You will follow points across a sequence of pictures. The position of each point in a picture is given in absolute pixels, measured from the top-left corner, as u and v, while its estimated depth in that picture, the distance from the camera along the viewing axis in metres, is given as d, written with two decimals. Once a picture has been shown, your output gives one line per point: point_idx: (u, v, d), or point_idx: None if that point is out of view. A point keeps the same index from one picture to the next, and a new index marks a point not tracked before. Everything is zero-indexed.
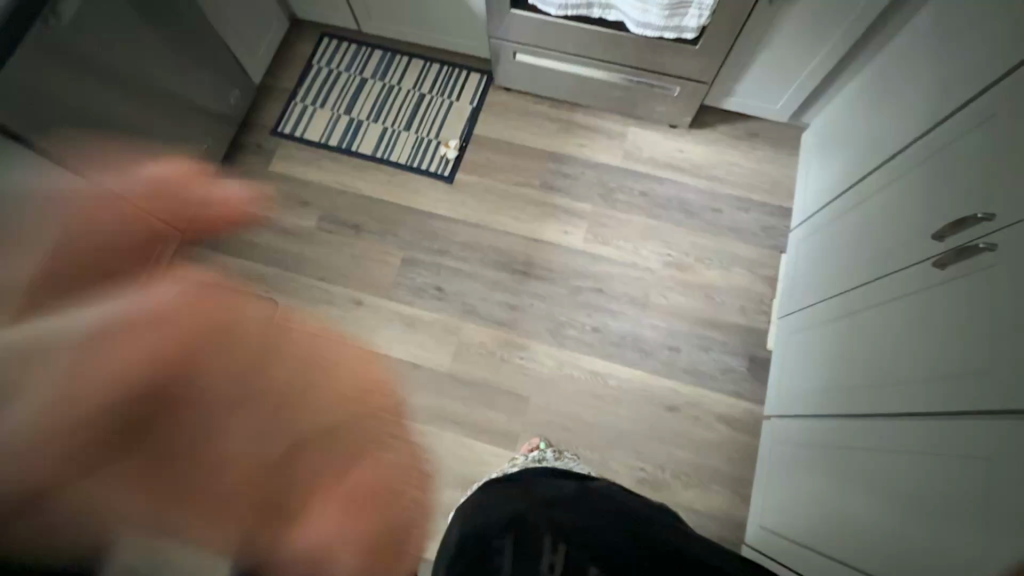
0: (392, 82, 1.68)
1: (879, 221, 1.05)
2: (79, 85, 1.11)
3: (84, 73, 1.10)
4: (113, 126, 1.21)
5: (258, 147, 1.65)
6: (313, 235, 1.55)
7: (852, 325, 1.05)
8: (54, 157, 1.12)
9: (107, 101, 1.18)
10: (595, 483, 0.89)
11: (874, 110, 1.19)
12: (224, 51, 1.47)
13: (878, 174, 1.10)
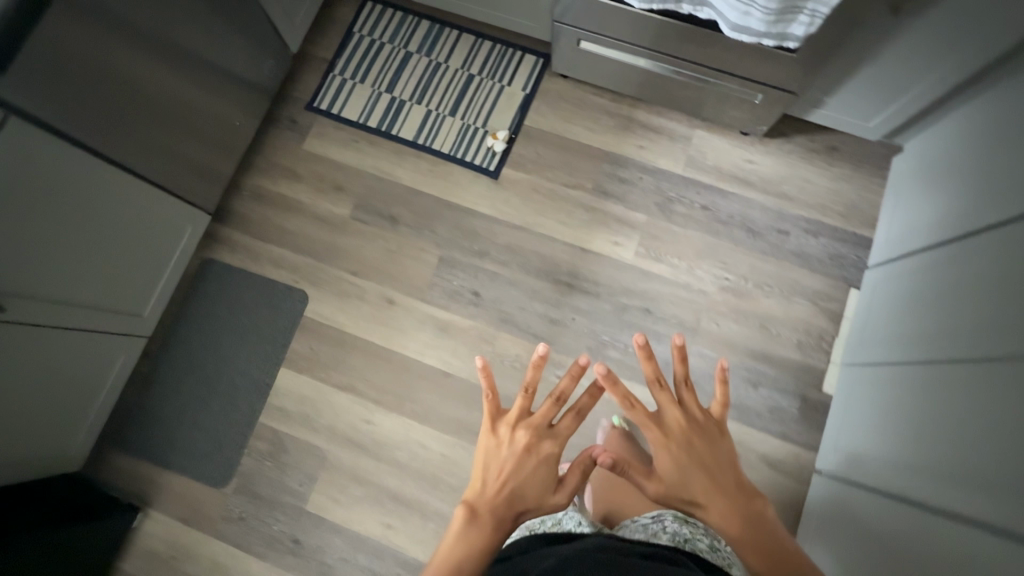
0: (438, 60, 1.55)
1: (956, 291, 0.97)
2: (116, 72, 1.02)
3: (119, 56, 1.01)
4: (152, 110, 1.14)
5: (292, 122, 1.54)
6: (346, 224, 1.46)
7: (911, 395, 1.00)
8: (91, 148, 1.03)
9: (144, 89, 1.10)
10: (586, 539, 0.71)
11: (969, 160, 1.06)
12: (257, 15, 1.32)
13: (966, 238, 1.00)
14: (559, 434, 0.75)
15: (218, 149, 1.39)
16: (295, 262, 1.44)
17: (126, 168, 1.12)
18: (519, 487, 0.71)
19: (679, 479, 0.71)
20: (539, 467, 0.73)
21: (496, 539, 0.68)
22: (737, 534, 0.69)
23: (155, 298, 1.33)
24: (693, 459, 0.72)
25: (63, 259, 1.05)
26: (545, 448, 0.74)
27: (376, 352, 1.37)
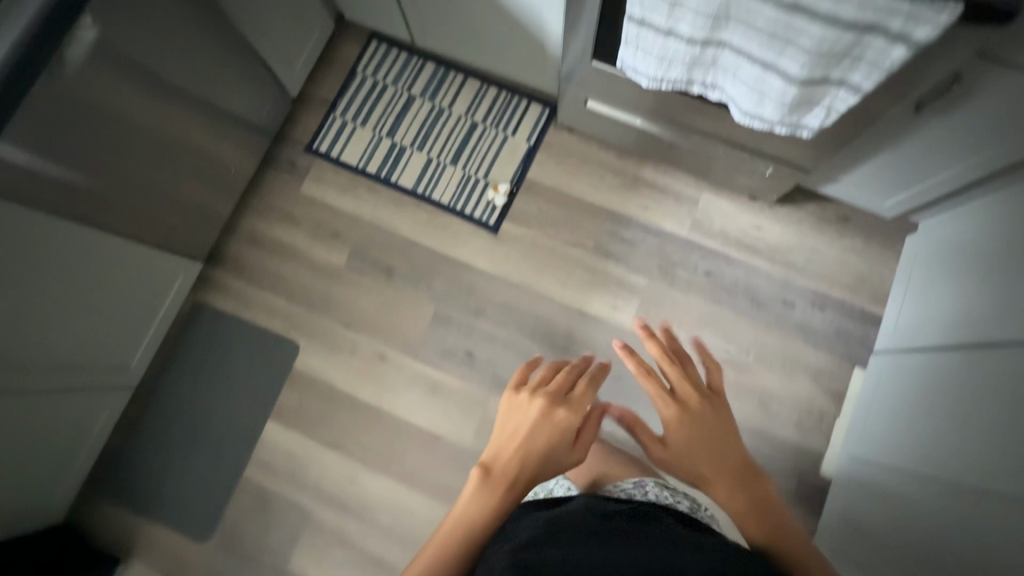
0: (442, 104, 1.51)
1: (958, 392, 0.95)
2: (105, 139, 1.00)
3: (106, 124, 0.98)
4: (145, 172, 1.12)
5: (291, 164, 1.51)
6: (341, 274, 1.43)
7: (908, 480, 0.99)
8: (75, 214, 1.00)
9: (137, 152, 1.07)
10: (572, 501, 0.73)
11: (982, 266, 1.02)
12: (253, 59, 1.28)
13: (971, 350, 0.97)
14: (576, 404, 0.75)
15: (212, 194, 1.35)
16: (287, 311, 1.41)
17: (109, 229, 1.09)
18: (536, 451, 0.70)
19: (688, 450, 0.72)
20: (555, 432, 0.72)
21: (508, 503, 0.68)
22: (745, 513, 0.69)
23: (144, 346, 1.31)
24: (703, 432, 0.73)
25: (44, 328, 1.02)
26: (562, 416, 0.73)
27: (365, 410, 1.35)
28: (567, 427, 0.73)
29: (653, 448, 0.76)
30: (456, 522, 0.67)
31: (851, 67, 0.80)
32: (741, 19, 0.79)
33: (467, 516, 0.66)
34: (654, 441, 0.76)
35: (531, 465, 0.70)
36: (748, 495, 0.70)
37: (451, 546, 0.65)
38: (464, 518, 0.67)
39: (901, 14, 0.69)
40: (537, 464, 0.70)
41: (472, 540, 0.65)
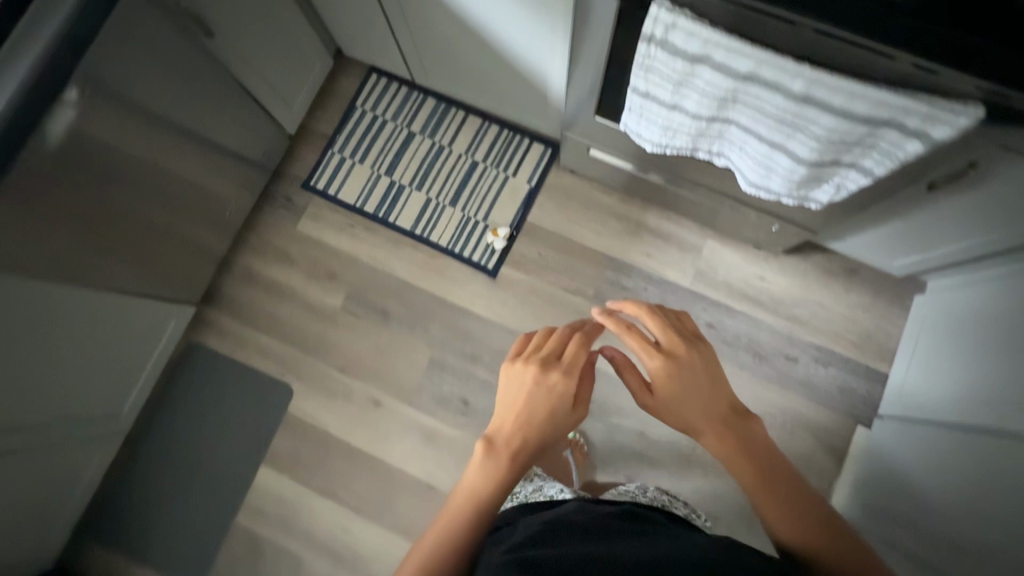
0: (442, 142, 1.48)
1: (959, 455, 0.93)
2: (103, 204, 0.98)
3: (105, 191, 0.96)
4: (141, 227, 1.09)
5: (287, 201, 1.48)
6: (337, 316, 1.40)
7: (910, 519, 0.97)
8: (66, 277, 0.98)
9: (135, 210, 1.05)
10: (568, 505, 0.72)
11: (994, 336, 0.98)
12: (249, 103, 1.24)
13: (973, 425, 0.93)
14: (568, 368, 0.78)
15: (207, 236, 1.33)
16: (282, 353, 1.39)
17: (102, 287, 1.07)
18: (533, 418, 0.75)
19: (680, 401, 0.73)
20: (551, 398, 0.76)
21: (513, 471, 0.74)
22: (736, 461, 0.72)
23: (136, 391, 1.29)
24: (694, 382, 0.74)
25: (30, 389, 1.00)
26: (556, 382, 0.77)
27: (359, 457, 1.33)
28: (561, 390, 0.76)
29: (643, 396, 0.76)
30: (468, 490, 0.73)
31: (862, 154, 0.77)
32: (749, 103, 0.75)
33: (478, 485, 0.72)
34: (646, 389, 0.76)
35: (526, 435, 0.75)
36: (741, 442, 0.72)
37: (466, 514, 0.71)
38: (476, 487, 0.72)
39: (918, 112, 0.66)
40: (534, 432, 0.75)
41: (484, 505, 0.72)
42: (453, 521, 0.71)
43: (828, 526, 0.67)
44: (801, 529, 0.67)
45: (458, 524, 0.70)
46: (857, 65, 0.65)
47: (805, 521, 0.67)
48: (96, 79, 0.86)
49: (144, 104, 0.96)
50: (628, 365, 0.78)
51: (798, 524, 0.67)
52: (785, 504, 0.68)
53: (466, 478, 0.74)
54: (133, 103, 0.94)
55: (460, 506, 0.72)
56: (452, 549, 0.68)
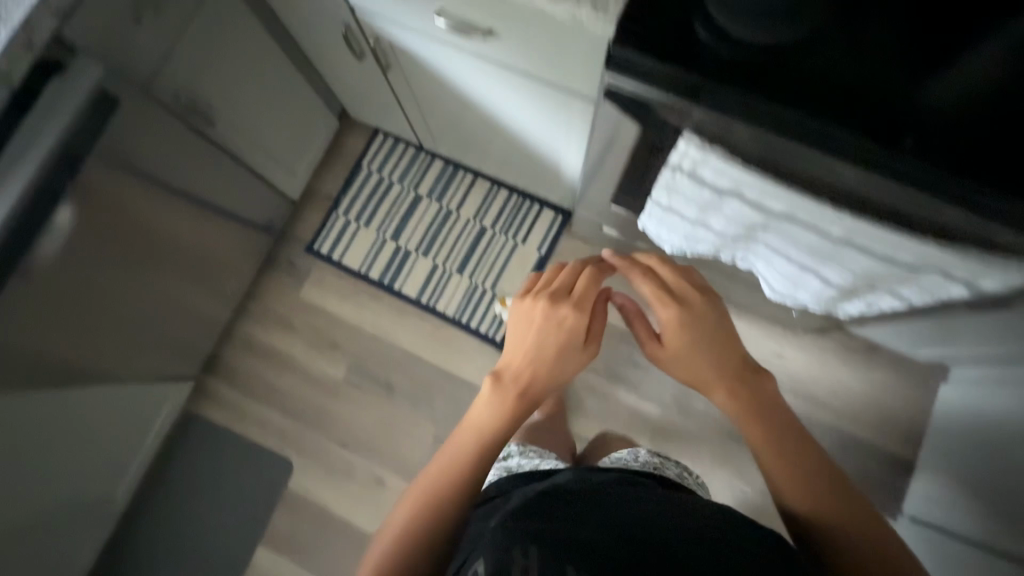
0: (450, 206, 1.44)
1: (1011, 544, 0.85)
2: (97, 303, 0.94)
3: (100, 292, 0.92)
4: (137, 317, 1.05)
5: (290, 266, 1.44)
6: (339, 389, 1.36)
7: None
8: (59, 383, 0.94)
9: (130, 304, 1.01)
10: (566, 475, 0.68)
11: None
12: (255, 179, 1.19)
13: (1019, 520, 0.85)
14: (578, 301, 0.76)
15: (208, 309, 1.29)
16: (283, 427, 1.35)
17: (98, 383, 1.03)
18: (543, 355, 0.75)
19: (687, 352, 0.71)
20: (562, 334, 0.75)
21: (518, 407, 0.74)
22: (750, 424, 0.69)
23: (131, 472, 1.25)
24: (704, 332, 0.71)
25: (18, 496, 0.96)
26: (567, 315, 0.75)
27: (361, 539, 1.28)
28: (571, 328, 0.75)
29: (649, 344, 0.74)
30: (476, 423, 0.74)
31: (900, 286, 0.72)
32: (781, 234, 0.71)
33: (486, 418, 0.74)
34: (655, 338, 0.74)
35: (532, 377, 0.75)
36: (753, 399, 0.70)
37: (469, 447, 0.72)
38: (483, 420, 0.74)
39: (966, 264, 0.62)
40: (542, 373, 0.75)
41: (488, 440, 0.73)
42: (460, 453, 0.72)
43: (845, 496, 0.63)
44: (814, 497, 0.63)
45: (462, 454, 0.72)
46: (895, 205, 0.59)
47: (819, 488, 0.64)
48: (92, 184, 0.81)
49: (144, 202, 0.92)
50: (637, 317, 0.77)
51: (811, 492, 0.63)
52: (800, 470, 0.65)
53: (473, 411, 0.75)
54: (133, 204, 0.90)
55: (467, 436, 0.74)
56: (457, 481, 0.70)
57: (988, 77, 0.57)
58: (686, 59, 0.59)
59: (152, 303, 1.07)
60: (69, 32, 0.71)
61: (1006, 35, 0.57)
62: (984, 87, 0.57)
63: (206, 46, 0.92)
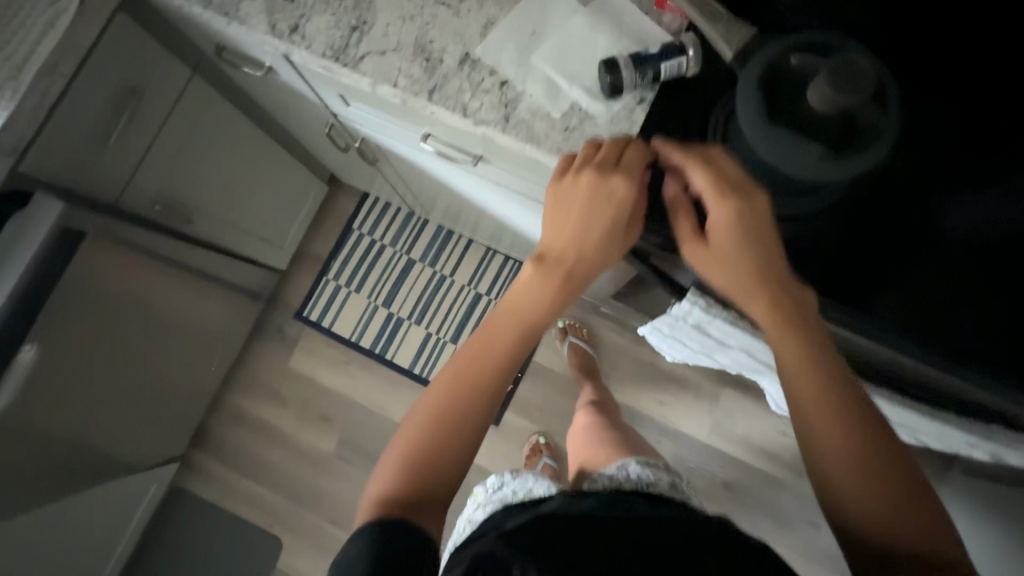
0: (444, 271, 1.39)
1: None
2: (80, 413, 0.90)
3: (81, 403, 0.89)
4: (116, 416, 1.01)
5: (278, 333, 1.39)
6: (329, 464, 1.32)
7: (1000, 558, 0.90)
8: (34, 500, 0.90)
9: (110, 405, 0.97)
10: (551, 500, 0.55)
11: None
12: (240, 263, 1.14)
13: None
14: (628, 167, 0.52)
15: (193, 387, 1.24)
16: (272, 503, 1.32)
17: (76, 487, 0.99)
18: (580, 248, 0.54)
19: (731, 259, 0.50)
20: (606, 218, 0.52)
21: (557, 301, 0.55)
22: (798, 376, 0.49)
23: (114, 557, 1.21)
24: (758, 236, 0.49)
25: None
26: (616, 188, 0.51)
27: None
28: (614, 221, 0.53)
29: (688, 246, 0.52)
30: (511, 323, 0.56)
31: (914, 433, 0.70)
32: None
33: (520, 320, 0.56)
34: (697, 235, 0.52)
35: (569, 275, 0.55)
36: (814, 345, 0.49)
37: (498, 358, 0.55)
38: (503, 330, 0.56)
39: (986, 446, 0.60)
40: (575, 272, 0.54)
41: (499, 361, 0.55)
42: (474, 368, 0.54)
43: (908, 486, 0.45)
44: (861, 485, 0.45)
45: (479, 370, 0.54)
46: (886, 369, 0.58)
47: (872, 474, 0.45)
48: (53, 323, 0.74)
49: (129, 310, 0.89)
50: (683, 204, 0.53)
51: (859, 480, 0.45)
52: (854, 446, 0.46)
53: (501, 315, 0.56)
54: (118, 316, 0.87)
55: (496, 342, 0.56)
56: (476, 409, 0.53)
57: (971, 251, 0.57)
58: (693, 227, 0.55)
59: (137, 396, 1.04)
60: (27, 168, 0.66)
61: (991, 205, 0.56)
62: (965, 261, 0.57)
63: (181, 144, 0.87)
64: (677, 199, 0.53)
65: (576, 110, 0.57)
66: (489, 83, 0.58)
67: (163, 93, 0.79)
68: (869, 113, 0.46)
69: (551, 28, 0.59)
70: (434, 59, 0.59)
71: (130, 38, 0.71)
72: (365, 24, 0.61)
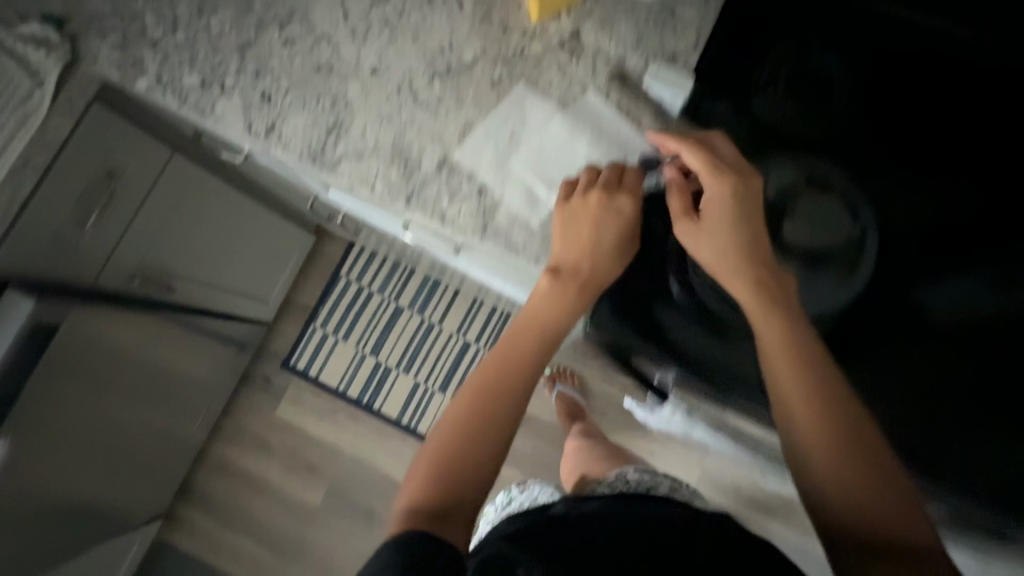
0: (432, 319, 1.37)
1: None
2: (59, 490, 0.89)
3: (59, 480, 0.88)
4: (98, 485, 0.99)
5: (265, 382, 1.37)
6: (317, 516, 1.31)
7: None
8: None
9: (91, 476, 0.96)
10: (559, 502, 0.55)
11: None
12: (224, 321, 1.13)
13: None
14: (627, 185, 0.54)
15: (177, 444, 1.23)
16: (258, 558, 1.30)
17: (56, 561, 0.97)
18: (588, 257, 0.54)
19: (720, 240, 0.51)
20: (617, 230, 0.54)
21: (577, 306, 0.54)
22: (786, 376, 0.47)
23: None
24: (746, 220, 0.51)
25: None
26: (624, 205, 0.54)
27: None
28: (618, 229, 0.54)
29: (680, 223, 0.52)
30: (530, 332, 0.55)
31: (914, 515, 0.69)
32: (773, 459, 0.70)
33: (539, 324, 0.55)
34: (690, 214, 0.52)
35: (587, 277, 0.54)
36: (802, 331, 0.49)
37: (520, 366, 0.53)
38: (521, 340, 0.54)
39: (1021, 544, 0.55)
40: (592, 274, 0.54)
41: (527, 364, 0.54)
42: (492, 374, 0.53)
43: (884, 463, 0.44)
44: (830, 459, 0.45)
45: (498, 377, 0.53)
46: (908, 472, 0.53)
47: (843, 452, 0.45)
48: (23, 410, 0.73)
49: (110, 381, 0.87)
50: (680, 185, 0.53)
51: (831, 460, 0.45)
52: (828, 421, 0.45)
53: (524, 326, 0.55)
54: (98, 389, 0.85)
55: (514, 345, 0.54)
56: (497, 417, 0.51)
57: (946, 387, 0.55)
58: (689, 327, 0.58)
59: (118, 462, 1.02)
60: None
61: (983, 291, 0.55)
62: (936, 399, 0.55)
63: (163, 217, 0.86)
64: (674, 179, 0.53)
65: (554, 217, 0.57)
66: (467, 188, 0.58)
67: (142, 172, 0.78)
68: (834, 269, 0.55)
69: (530, 131, 0.59)
70: (412, 163, 0.59)
71: (106, 124, 0.71)
72: (342, 124, 0.60)
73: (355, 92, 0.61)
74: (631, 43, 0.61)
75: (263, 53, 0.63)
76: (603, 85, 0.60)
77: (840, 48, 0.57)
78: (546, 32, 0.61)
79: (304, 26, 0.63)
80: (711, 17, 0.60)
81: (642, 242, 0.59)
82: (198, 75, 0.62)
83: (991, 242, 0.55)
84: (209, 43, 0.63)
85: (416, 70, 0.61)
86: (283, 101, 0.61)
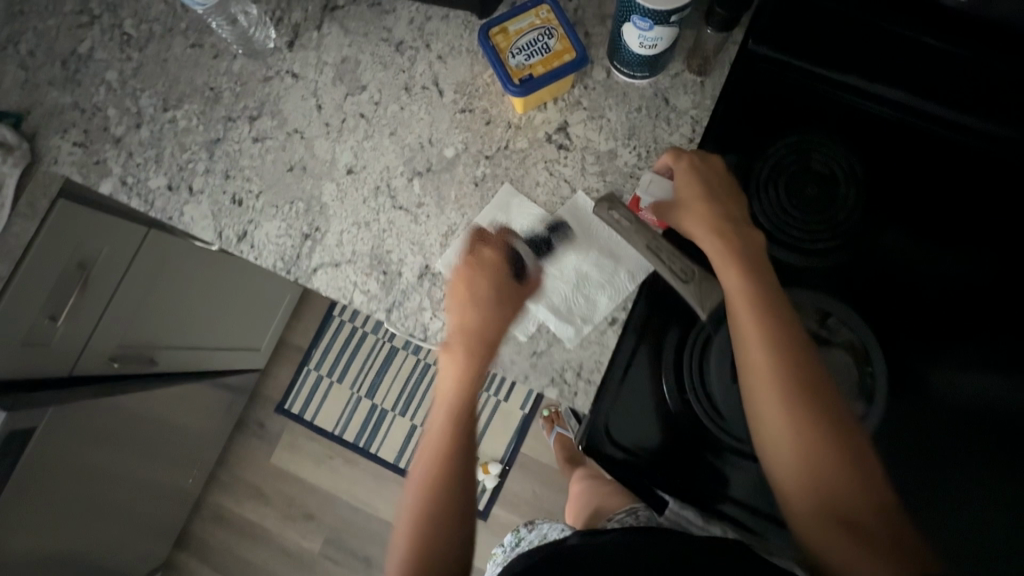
0: (428, 359, 1.35)
1: None
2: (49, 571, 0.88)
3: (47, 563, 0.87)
4: (92, 555, 0.99)
5: (259, 428, 1.36)
6: (315, 563, 1.30)
7: None
8: None
9: (82, 551, 0.95)
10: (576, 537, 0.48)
11: None
12: (213, 379, 1.10)
13: None
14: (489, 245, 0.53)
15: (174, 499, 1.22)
16: None
17: None
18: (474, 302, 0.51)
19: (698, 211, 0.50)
20: (490, 284, 0.51)
21: (477, 347, 0.50)
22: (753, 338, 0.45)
23: None
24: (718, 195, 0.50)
25: None
26: (491, 262, 0.52)
27: None
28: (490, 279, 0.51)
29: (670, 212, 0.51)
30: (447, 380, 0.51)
31: None
32: None
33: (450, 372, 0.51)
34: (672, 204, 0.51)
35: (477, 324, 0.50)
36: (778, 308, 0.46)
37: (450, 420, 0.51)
38: (443, 398, 0.51)
39: None
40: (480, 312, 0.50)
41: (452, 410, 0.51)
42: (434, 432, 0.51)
43: (859, 459, 0.43)
44: (801, 451, 0.43)
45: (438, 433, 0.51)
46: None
47: (814, 442, 0.43)
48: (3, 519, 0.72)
49: (96, 465, 0.87)
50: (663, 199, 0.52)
51: (799, 454, 0.44)
52: (806, 415, 0.44)
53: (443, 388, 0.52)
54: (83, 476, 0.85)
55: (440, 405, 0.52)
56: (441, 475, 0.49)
57: (989, 538, 0.48)
58: (687, 451, 0.52)
59: (111, 530, 1.01)
60: None
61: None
62: (977, 552, 0.48)
63: (143, 293, 0.82)
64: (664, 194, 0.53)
65: (543, 332, 0.54)
66: None
67: (117, 257, 0.74)
68: (852, 393, 0.50)
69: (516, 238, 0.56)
70: (392, 272, 0.56)
71: (78, 220, 0.67)
72: (318, 231, 0.57)
73: (330, 194, 0.58)
74: (623, 135, 0.57)
75: (232, 151, 0.59)
76: (593, 185, 0.56)
77: (841, 142, 0.54)
78: (532, 124, 0.57)
79: (275, 120, 0.59)
80: (710, 104, 0.57)
81: (642, 358, 0.52)
82: (165, 177, 0.59)
83: (1013, 368, 0.50)
84: (175, 140, 0.60)
85: (394, 169, 0.57)
86: (255, 205, 0.58)
